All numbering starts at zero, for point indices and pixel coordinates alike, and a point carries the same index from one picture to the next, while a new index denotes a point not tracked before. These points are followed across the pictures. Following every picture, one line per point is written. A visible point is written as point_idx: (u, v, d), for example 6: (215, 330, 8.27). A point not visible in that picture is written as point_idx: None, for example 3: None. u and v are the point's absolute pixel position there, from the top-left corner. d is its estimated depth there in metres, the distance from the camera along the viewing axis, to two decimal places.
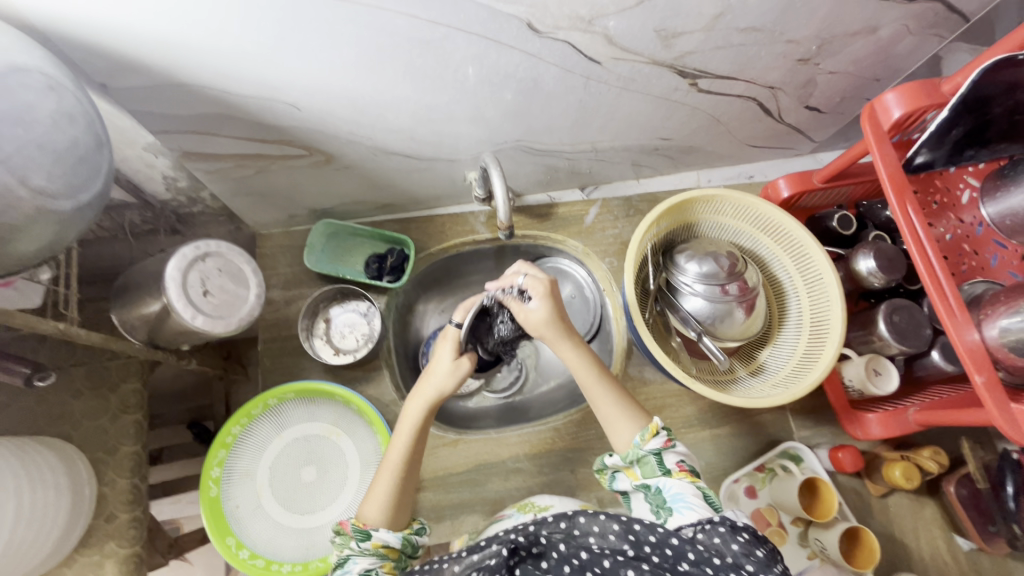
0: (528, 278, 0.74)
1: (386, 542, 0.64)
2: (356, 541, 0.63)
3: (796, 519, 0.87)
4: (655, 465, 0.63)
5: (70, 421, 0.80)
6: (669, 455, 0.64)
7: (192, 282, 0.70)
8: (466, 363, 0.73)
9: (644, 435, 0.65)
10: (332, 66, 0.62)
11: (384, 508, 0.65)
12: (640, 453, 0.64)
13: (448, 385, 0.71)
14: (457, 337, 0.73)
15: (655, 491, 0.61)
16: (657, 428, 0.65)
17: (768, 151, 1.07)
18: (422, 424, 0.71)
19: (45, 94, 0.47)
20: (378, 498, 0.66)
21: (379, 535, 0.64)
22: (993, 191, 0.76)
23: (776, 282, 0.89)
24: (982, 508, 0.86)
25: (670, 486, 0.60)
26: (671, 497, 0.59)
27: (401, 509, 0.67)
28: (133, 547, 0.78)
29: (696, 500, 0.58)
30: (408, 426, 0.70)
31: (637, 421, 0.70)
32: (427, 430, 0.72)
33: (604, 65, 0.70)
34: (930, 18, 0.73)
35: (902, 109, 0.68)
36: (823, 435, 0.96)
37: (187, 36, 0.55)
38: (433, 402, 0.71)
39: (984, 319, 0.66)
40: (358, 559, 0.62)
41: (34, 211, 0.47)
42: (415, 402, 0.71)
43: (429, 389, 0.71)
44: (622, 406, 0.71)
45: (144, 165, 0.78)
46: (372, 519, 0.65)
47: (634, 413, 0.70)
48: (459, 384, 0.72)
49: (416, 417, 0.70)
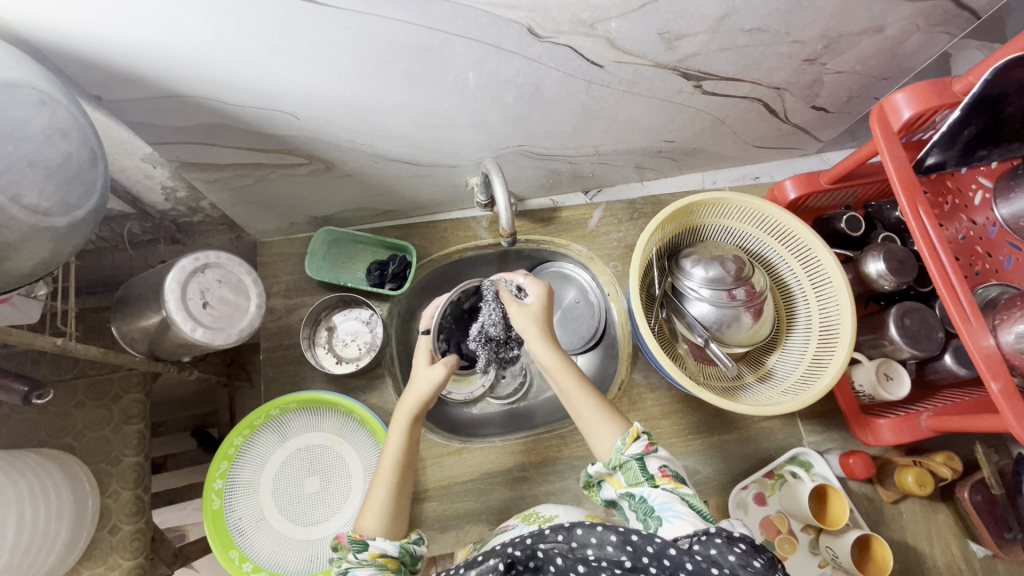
0: (528, 278, 0.78)
1: (383, 551, 0.62)
2: (353, 553, 0.61)
3: (807, 526, 0.86)
4: (638, 471, 0.62)
5: (72, 433, 0.80)
6: (653, 461, 0.63)
7: (191, 293, 0.69)
8: (441, 369, 0.72)
9: (624, 439, 0.64)
10: (329, 74, 0.61)
11: (380, 518, 0.65)
12: (622, 458, 0.63)
13: (425, 390, 0.71)
14: (428, 346, 0.76)
15: (639, 500, 0.60)
16: (639, 432, 0.64)
17: (773, 152, 1.05)
18: (409, 436, 0.69)
19: (38, 109, 0.47)
20: (374, 509, 0.65)
21: (376, 544, 0.62)
22: (1006, 192, 0.74)
23: (783, 285, 0.88)
24: (996, 513, 0.85)
25: (655, 496, 0.59)
26: (658, 506, 0.58)
27: (399, 518, 0.66)
28: (136, 559, 0.78)
29: (683, 508, 0.56)
30: (396, 438, 0.69)
31: (617, 424, 0.68)
32: (416, 441, 0.71)
33: (606, 69, 0.68)
34: (940, 16, 0.71)
35: (913, 109, 0.66)
36: (833, 440, 0.95)
37: (182, 47, 0.54)
38: (415, 414, 0.70)
39: (1000, 324, 0.65)
40: (358, 572, 0.60)
41: (28, 228, 0.46)
42: (399, 414, 0.70)
43: (412, 400, 0.70)
44: (600, 409, 0.69)
45: (142, 176, 0.77)
46: (370, 530, 0.64)
47: (610, 417, 0.68)
48: (437, 391, 0.72)
49: (402, 430, 0.69)
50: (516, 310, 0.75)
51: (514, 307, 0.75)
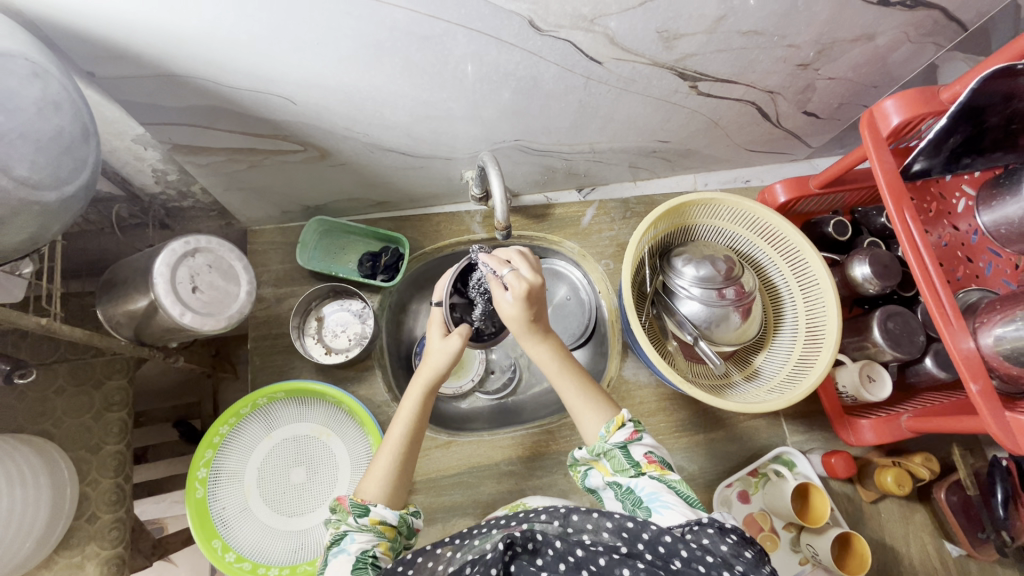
0: (513, 273, 0.65)
1: (383, 518, 0.62)
2: (354, 517, 0.61)
3: (788, 524, 0.87)
4: (623, 458, 0.63)
5: (52, 419, 0.78)
6: (637, 447, 0.63)
7: (180, 278, 0.68)
8: (456, 341, 0.69)
9: (610, 427, 0.65)
10: (329, 59, 0.60)
11: (383, 484, 0.65)
12: (606, 446, 0.64)
13: (442, 364, 0.69)
14: (442, 319, 0.72)
15: (627, 490, 0.61)
16: (624, 420, 0.64)
17: (764, 155, 1.07)
18: (422, 408, 0.69)
19: (30, 81, 0.46)
20: (377, 474, 0.65)
21: (377, 510, 0.62)
22: (989, 200, 0.76)
23: (772, 287, 0.89)
24: (971, 514, 0.88)
25: (643, 487, 0.59)
26: (646, 497, 0.58)
27: (400, 488, 0.66)
28: (115, 549, 0.76)
29: (671, 498, 0.57)
30: (408, 407, 0.69)
31: (604, 411, 0.69)
32: (428, 412, 0.70)
33: (604, 66, 0.69)
34: (929, 26, 0.73)
35: (902, 116, 0.67)
36: (815, 440, 0.97)
37: (177, 26, 0.53)
38: (431, 384, 0.69)
39: (981, 327, 0.67)
40: (356, 536, 0.60)
41: (17, 202, 0.45)
42: (413, 386, 0.69)
43: (428, 371, 0.69)
44: (589, 397, 0.69)
45: (133, 157, 0.76)
46: (371, 494, 0.64)
47: (600, 402, 0.69)
48: (452, 363, 0.70)
49: (416, 401, 0.69)
50: (502, 302, 0.66)
51: (498, 295, 0.66)
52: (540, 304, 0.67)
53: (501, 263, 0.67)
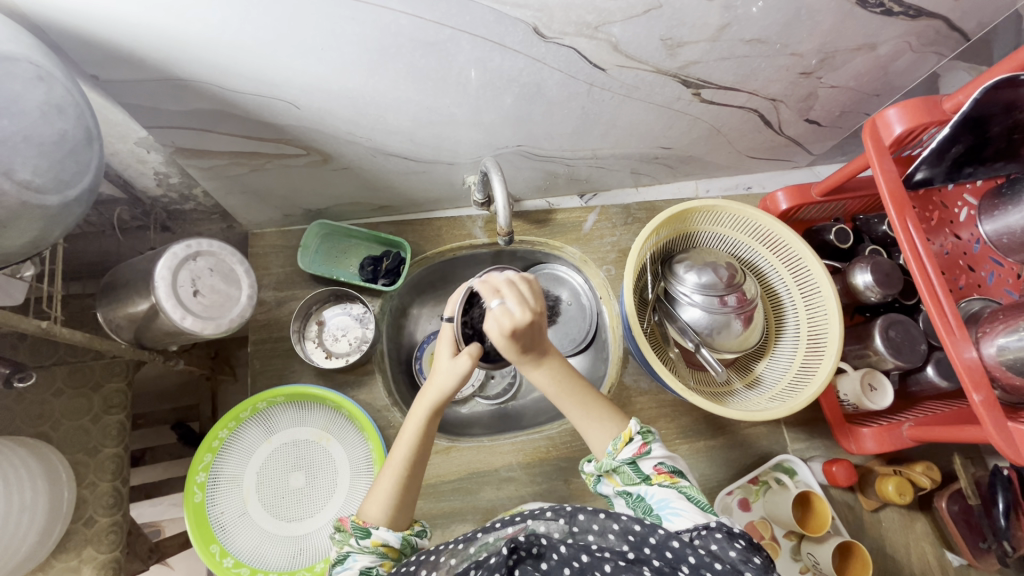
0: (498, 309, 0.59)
1: (386, 540, 0.62)
2: (356, 539, 0.62)
3: (790, 532, 0.86)
4: (633, 472, 0.63)
5: (50, 421, 0.78)
6: (647, 461, 0.63)
7: (181, 281, 0.68)
8: (466, 361, 0.66)
9: (617, 444, 0.65)
10: (332, 64, 0.60)
11: (384, 507, 0.64)
12: (615, 463, 0.64)
13: (449, 386, 0.67)
14: (453, 336, 0.69)
15: (638, 498, 0.62)
16: (631, 435, 0.64)
17: (766, 163, 1.07)
18: (426, 429, 0.68)
19: (35, 84, 0.45)
20: (379, 497, 0.64)
21: (379, 533, 0.62)
22: (991, 210, 0.76)
23: (773, 294, 0.89)
24: (973, 525, 0.87)
25: (653, 494, 0.60)
26: (657, 504, 0.59)
27: (403, 510, 0.65)
28: (112, 552, 0.75)
29: (682, 503, 0.58)
30: (412, 428, 0.68)
31: (613, 426, 0.68)
32: (432, 434, 0.69)
33: (608, 72, 0.69)
34: (931, 36, 0.73)
35: (904, 125, 0.67)
36: (816, 448, 0.96)
37: (183, 31, 0.53)
38: (435, 406, 0.67)
39: (983, 336, 0.66)
40: (358, 556, 0.62)
41: (18, 205, 0.45)
42: (418, 407, 0.68)
43: (433, 392, 0.67)
44: (598, 415, 0.68)
45: (135, 160, 0.76)
46: (373, 517, 0.63)
47: (610, 417, 0.68)
48: (460, 383, 0.67)
49: (420, 422, 0.67)
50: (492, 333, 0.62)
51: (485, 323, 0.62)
52: (529, 335, 0.62)
53: (491, 293, 0.62)
